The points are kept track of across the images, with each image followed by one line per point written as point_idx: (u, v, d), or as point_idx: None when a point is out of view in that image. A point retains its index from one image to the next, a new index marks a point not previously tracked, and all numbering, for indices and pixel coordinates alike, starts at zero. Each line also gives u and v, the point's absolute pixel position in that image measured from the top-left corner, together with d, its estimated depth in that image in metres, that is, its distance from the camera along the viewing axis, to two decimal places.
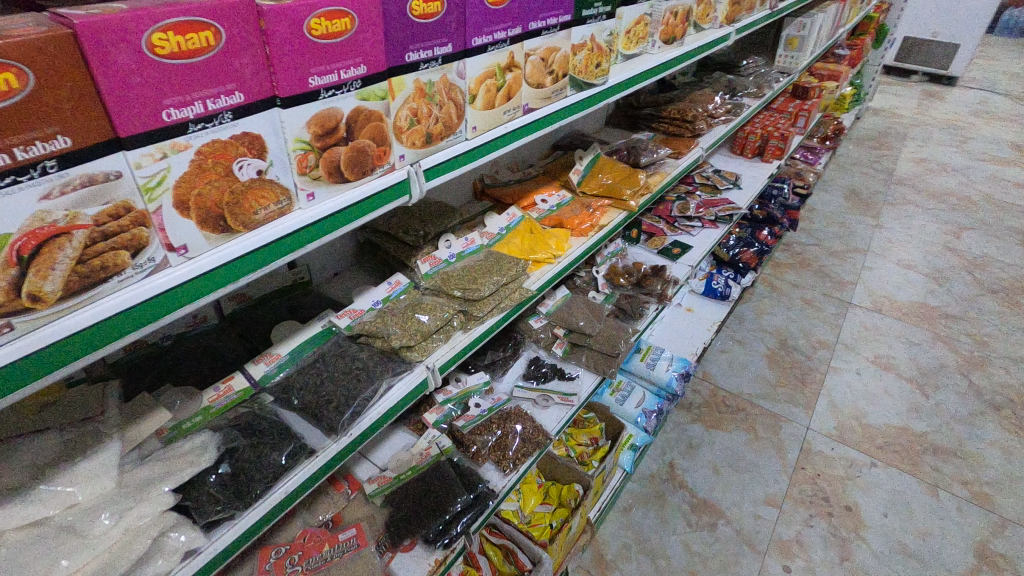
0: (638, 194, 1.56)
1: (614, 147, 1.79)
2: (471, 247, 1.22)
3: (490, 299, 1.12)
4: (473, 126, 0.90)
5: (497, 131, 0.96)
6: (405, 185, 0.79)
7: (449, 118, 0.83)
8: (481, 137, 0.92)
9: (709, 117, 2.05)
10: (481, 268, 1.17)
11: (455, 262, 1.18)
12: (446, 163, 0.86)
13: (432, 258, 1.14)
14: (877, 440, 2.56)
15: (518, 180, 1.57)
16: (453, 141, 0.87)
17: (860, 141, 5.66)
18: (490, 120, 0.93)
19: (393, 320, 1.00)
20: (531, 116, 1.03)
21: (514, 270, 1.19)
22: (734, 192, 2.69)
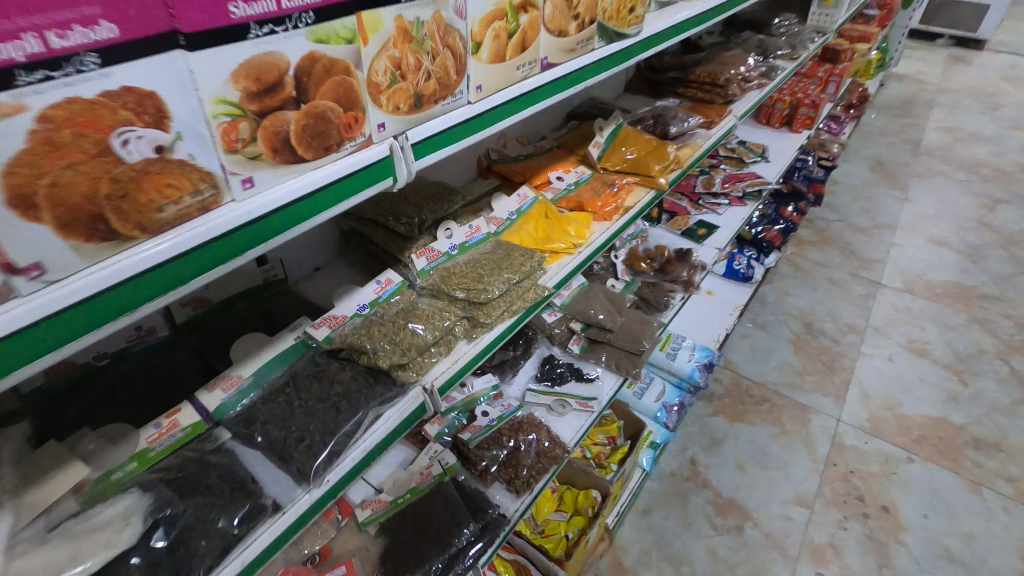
0: (668, 170, 1.35)
1: (637, 115, 1.56)
2: (477, 236, 1.03)
3: (501, 303, 0.93)
4: (480, 85, 0.70)
5: (509, 91, 0.75)
6: (388, 165, 0.59)
7: (447, 74, 0.63)
8: (489, 100, 0.72)
9: (742, 81, 1.82)
10: (489, 263, 0.97)
11: (458, 255, 0.99)
12: (443, 136, 0.66)
13: (429, 251, 0.95)
14: (913, 433, 2.38)
15: (529, 155, 1.37)
16: (451, 105, 0.67)
17: (884, 108, 5.37)
18: (500, 77, 0.73)
19: (381, 332, 0.81)
20: (551, 73, 0.83)
21: (529, 265, 1.00)
22: (761, 165, 2.47)
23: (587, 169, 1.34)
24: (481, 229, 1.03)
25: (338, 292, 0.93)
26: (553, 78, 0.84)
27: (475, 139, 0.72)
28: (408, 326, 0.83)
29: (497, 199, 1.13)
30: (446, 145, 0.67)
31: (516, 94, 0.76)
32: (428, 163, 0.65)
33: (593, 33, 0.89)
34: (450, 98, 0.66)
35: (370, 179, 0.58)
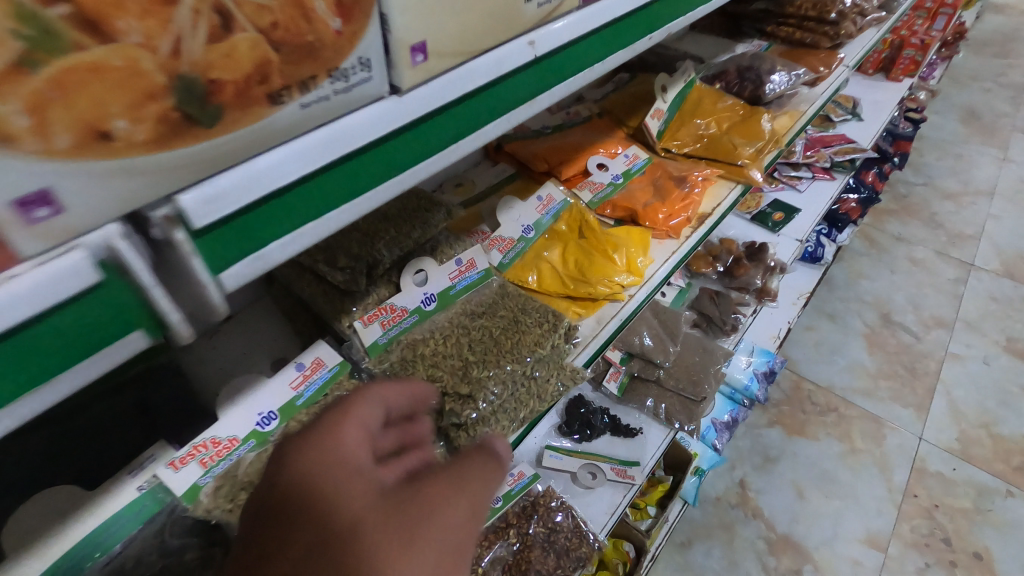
0: (762, 154, 0.93)
1: (715, 66, 1.10)
2: (473, 274, 0.66)
3: (496, 414, 0.57)
4: (429, 41, 0.31)
5: (508, 50, 0.37)
6: (83, 314, 0.23)
7: (311, 22, 0.24)
8: (451, 84, 0.34)
9: (859, 14, 1.32)
10: (482, 341, 0.61)
11: (437, 315, 0.63)
12: (313, 183, 0.29)
13: (388, 308, 0.59)
14: (1013, 460, 1.98)
15: (558, 127, 0.96)
16: (335, 103, 0.28)
17: (978, 47, 4.58)
18: (483, 21, 0.34)
19: None
20: (600, 7, 0.44)
21: (548, 339, 0.63)
22: (852, 126, 1.98)
23: (643, 150, 0.93)
24: (477, 261, 0.66)
25: (225, 403, 0.52)
26: (603, 16, 0.45)
27: (416, 174, 0.35)
28: None
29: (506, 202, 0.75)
30: (330, 208, 0.31)
31: (523, 61, 0.38)
32: (273, 256, 0.29)
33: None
34: (335, 80, 0.27)
35: (27, 375, 0.22)
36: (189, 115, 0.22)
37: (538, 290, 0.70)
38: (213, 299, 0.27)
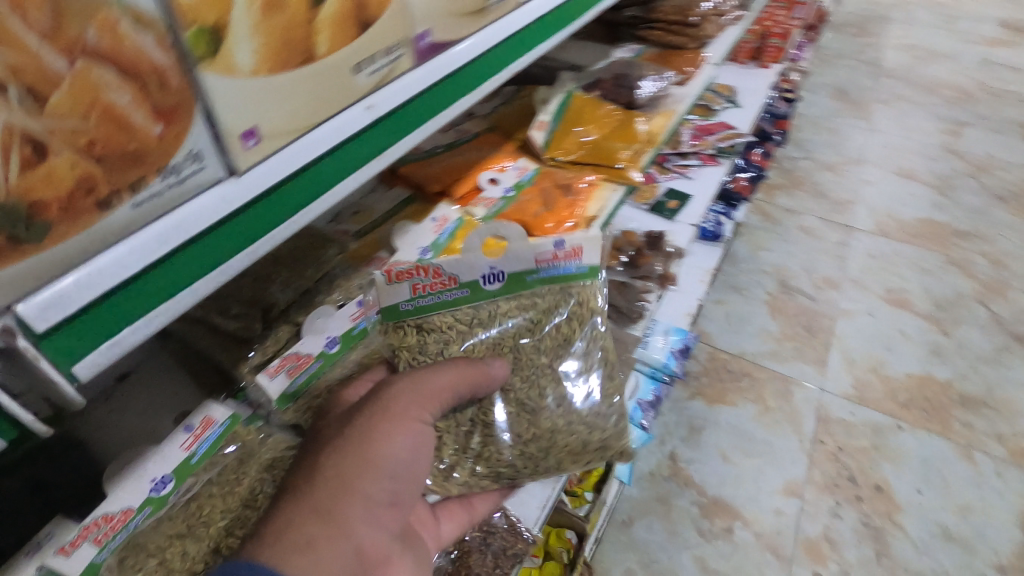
0: (639, 155, 1.00)
1: (591, 74, 1.16)
2: (576, 266, 0.69)
3: (491, 458, 0.69)
4: (256, 127, 0.41)
5: (340, 119, 0.47)
6: None
7: (133, 138, 0.34)
8: (286, 161, 0.44)
9: (717, 16, 1.44)
10: (526, 392, 0.69)
11: (499, 297, 0.70)
12: (161, 271, 0.39)
13: (431, 274, 0.65)
14: (900, 397, 2.22)
15: (449, 146, 1.00)
16: (157, 217, 0.37)
17: (839, 29, 5.09)
18: (308, 103, 0.44)
19: (205, 511, 0.55)
20: (433, 61, 0.55)
21: (594, 437, 0.71)
22: (732, 112, 2.15)
23: (531, 161, 0.98)
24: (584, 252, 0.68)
25: (113, 477, 0.53)
26: (434, 68, 0.55)
27: (264, 241, 0.46)
28: (238, 529, 0.55)
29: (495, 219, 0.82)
30: (179, 288, 0.41)
31: (359, 121, 0.49)
32: (127, 339, 0.39)
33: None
34: (166, 176, 0.37)
35: None
36: (10, 234, 0.31)
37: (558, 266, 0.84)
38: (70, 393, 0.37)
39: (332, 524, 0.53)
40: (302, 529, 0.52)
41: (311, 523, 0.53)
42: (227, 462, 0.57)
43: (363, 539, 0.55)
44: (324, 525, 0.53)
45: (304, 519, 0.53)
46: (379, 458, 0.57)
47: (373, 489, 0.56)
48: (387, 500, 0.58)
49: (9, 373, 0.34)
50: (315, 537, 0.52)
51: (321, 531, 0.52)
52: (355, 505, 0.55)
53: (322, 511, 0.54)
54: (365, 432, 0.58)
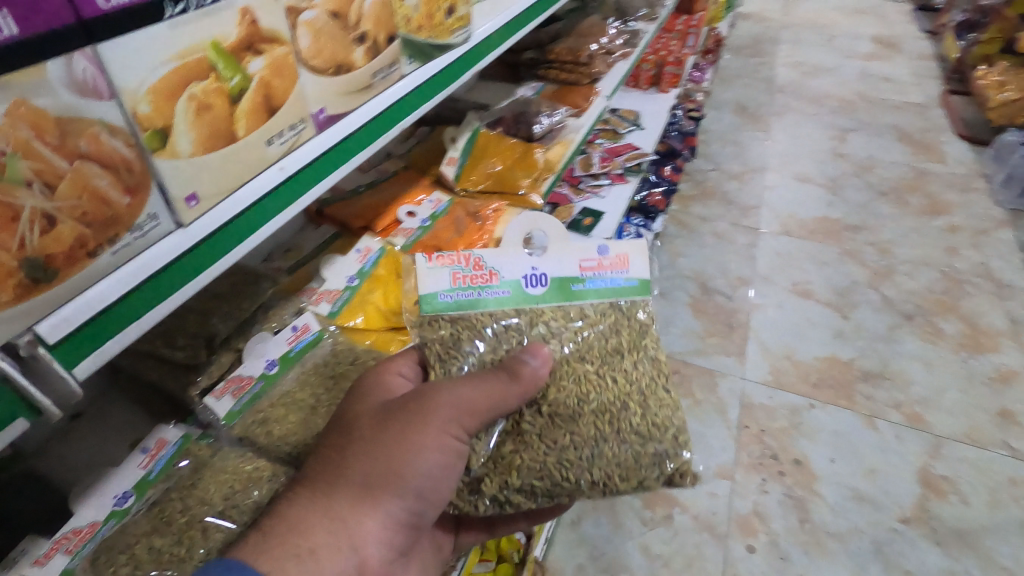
0: (539, 182, 1.14)
1: (495, 113, 1.31)
2: (624, 277, 0.81)
3: (521, 468, 0.72)
4: (196, 191, 0.50)
5: (266, 177, 0.56)
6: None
7: (110, 207, 0.43)
8: (223, 212, 0.53)
9: (605, 54, 1.63)
10: (568, 397, 0.76)
11: (543, 300, 0.79)
12: (129, 304, 0.47)
13: (473, 267, 0.76)
14: (811, 378, 2.45)
15: (370, 184, 1.11)
16: (123, 259, 0.46)
17: (737, 52, 5.60)
18: (236, 168, 0.53)
19: (172, 510, 0.59)
20: (334, 130, 0.63)
21: (639, 455, 0.75)
22: (637, 135, 2.37)
23: (445, 193, 1.11)
24: (630, 264, 0.81)
25: (79, 499, 0.59)
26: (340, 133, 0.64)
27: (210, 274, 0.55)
28: (205, 519, 0.58)
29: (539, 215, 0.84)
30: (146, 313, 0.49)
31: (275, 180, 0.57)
32: (109, 351, 0.47)
33: (395, 55, 0.68)
34: (133, 232, 0.46)
35: None
36: (28, 281, 0.40)
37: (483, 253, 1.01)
38: (73, 385, 0.44)
39: (342, 534, 0.58)
40: (307, 538, 0.57)
41: (321, 534, 0.57)
42: (181, 474, 0.62)
43: (369, 548, 0.59)
44: (329, 536, 0.57)
45: (315, 528, 0.58)
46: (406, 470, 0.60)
47: (391, 503, 0.60)
48: (407, 508, 0.62)
49: (34, 378, 0.43)
50: (319, 548, 0.57)
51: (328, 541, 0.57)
52: (367, 519, 0.59)
53: (336, 521, 0.58)
54: (397, 443, 0.61)
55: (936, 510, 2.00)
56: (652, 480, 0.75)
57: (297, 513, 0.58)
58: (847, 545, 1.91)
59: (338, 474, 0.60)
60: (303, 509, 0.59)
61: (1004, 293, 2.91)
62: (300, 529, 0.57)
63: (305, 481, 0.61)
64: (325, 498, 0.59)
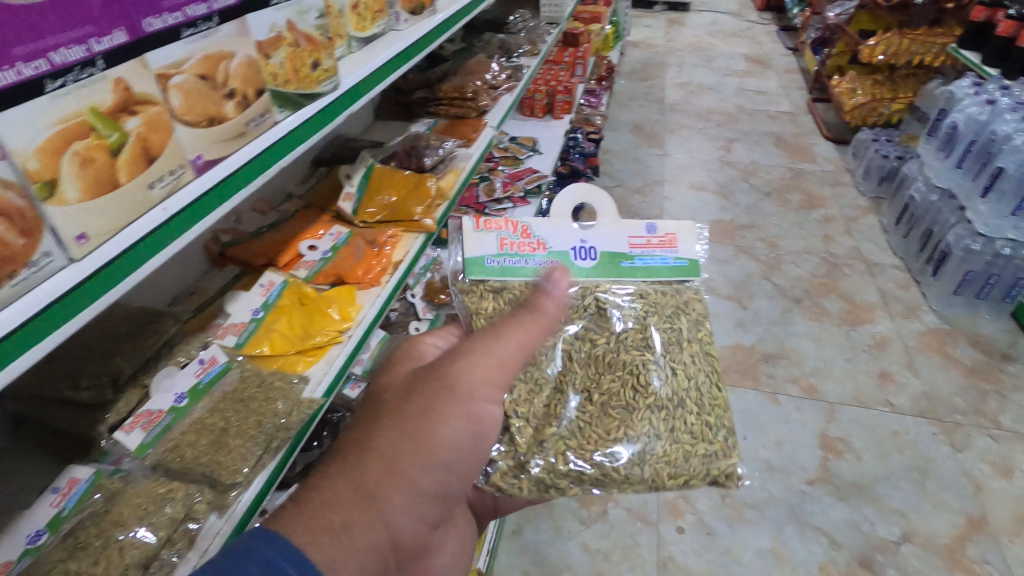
0: (432, 209, 1.25)
1: (388, 150, 1.41)
2: (673, 256, 0.97)
3: (587, 453, 0.87)
4: (86, 231, 0.48)
5: (157, 214, 0.54)
6: None
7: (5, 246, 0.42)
8: (121, 244, 0.51)
9: (490, 89, 1.78)
10: (630, 389, 0.91)
11: (591, 270, 0.96)
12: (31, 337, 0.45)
13: (521, 236, 0.95)
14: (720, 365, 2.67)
15: (272, 225, 1.18)
16: (22, 291, 0.44)
17: (629, 77, 6.06)
18: (127, 209, 0.52)
19: (88, 535, 0.62)
20: (216, 172, 0.60)
21: (691, 450, 0.89)
22: (535, 159, 2.55)
23: (344, 226, 1.19)
24: (677, 243, 0.97)
25: None
26: (223, 173, 0.61)
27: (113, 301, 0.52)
28: (117, 538, 0.62)
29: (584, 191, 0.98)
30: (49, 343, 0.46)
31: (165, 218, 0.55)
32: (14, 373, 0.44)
33: (267, 106, 0.65)
34: (29, 269, 0.44)
35: None
36: None
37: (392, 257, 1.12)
38: None
39: (371, 505, 0.64)
40: (338, 511, 0.62)
41: (349, 508, 0.63)
42: (95, 506, 0.65)
43: (395, 518, 0.66)
44: (358, 505, 0.63)
45: (341, 505, 0.63)
46: (433, 432, 0.71)
47: (416, 471, 0.69)
48: (430, 475, 0.70)
49: None
50: (351, 519, 0.62)
51: (357, 503, 0.63)
52: (389, 492, 0.66)
53: (364, 495, 0.64)
54: (425, 408, 0.72)
55: (836, 468, 2.23)
56: (698, 478, 0.89)
57: (328, 484, 0.64)
58: (764, 512, 2.08)
59: (368, 444, 0.68)
60: (336, 477, 0.65)
61: (874, 271, 3.30)
62: (332, 495, 0.63)
63: (333, 458, 0.68)
64: (358, 463, 0.66)
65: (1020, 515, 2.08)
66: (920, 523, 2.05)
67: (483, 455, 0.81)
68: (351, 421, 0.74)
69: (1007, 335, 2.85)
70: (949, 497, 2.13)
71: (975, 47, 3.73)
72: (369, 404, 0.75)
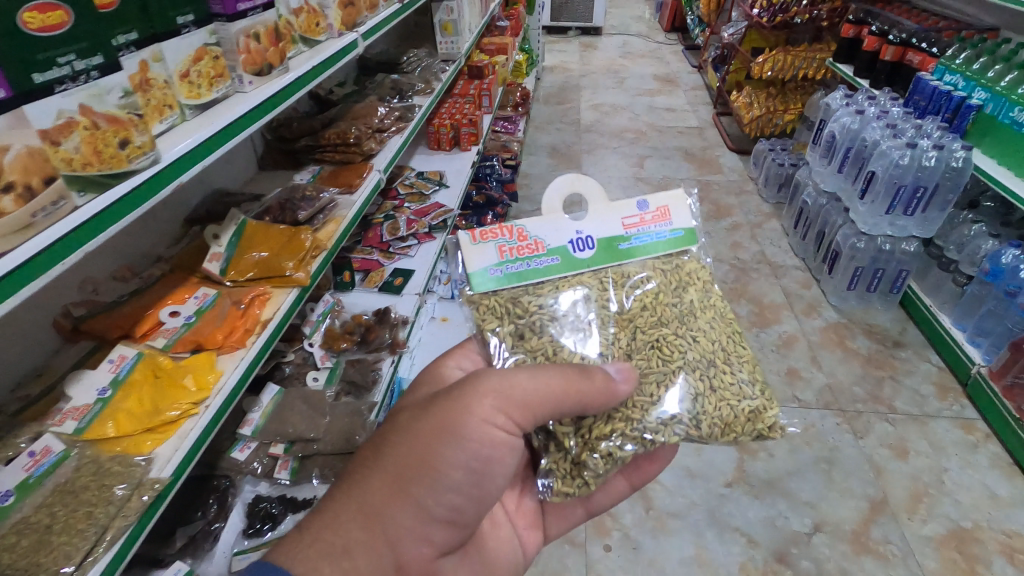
0: (306, 262, 1.24)
1: (263, 204, 1.40)
2: (670, 229, 1.05)
3: (633, 429, 0.90)
4: None
5: None
6: None
7: None
8: None
9: (376, 132, 1.80)
10: (656, 362, 0.95)
11: (591, 260, 1.03)
12: None
13: (519, 240, 1.00)
14: None
15: (133, 293, 1.14)
16: None
17: (546, 101, 6.24)
18: None
19: None
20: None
21: (736, 406, 0.94)
22: (442, 193, 2.57)
23: (212, 287, 1.16)
24: (671, 216, 1.05)
25: None
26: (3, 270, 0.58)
27: None
28: None
29: (579, 176, 1.00)
30: None
31: None
32: None
33: (61, 192, 0.64)
34: None
35: None
36: None
37: (293, 284, 1.19)
38: None
39: (374, 525, 0.80)
40: (343, 531, 0.79)
41: (352, 530, 0.79)
42: None
43: (399, 533, 0.81)
44: (360, 525, 0.80)
45: (347, 528, 0.79)
46: (435, 462, 0.81)
47: (417, 495, 0.81)
48: (433, 497, 0.82)
49: None
50: (357, 538, 0.79)
51: (361, 525, 0.80)
52: (389, 512, 0.80)
53: (368, 517, 0.80)
54: (430, 438, 0.82)
55: (751, 467, 2.33)
56: (745, 429, 0.93)
57: (340, 505, 0.81)
58: (686, 520, 2.14)
59: (376, 471, 0.82)
60: (344, 502, 0.81)
61: (778, 273, 3.51)
62: (338, 517, 0.80)
63: (349, 478, 0.83)
64: (365, 487, 0.81)
65: (916, 493, 2.23)
66: (828, 512, 2.17)
67: (502, 475, 0.88)
68: (373, 439, 0.87)
69: (897, 323, 3.08)
70: (853, 484, 2.26)
71: (848, 60, 4.06)
72: (386, 426, 0.86)
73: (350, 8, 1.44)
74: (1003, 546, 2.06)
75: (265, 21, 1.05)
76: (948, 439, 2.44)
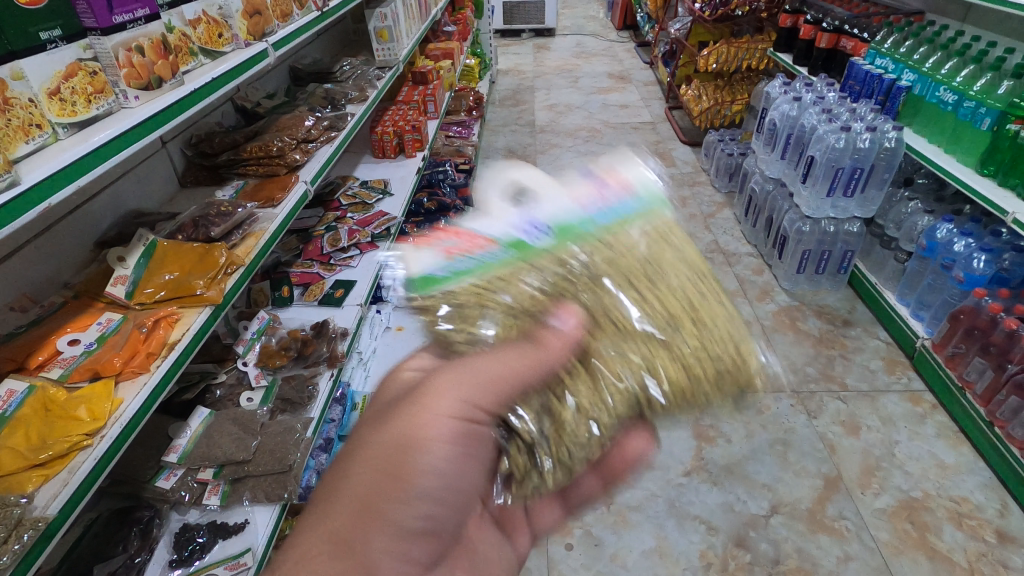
0: (219, 280, 1.21)
1: (177, 222, 1.36)
2: (626, 200, 0.99)
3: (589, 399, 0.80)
4: None
5: None
6: None
7: None
8: None
9: (302, 143, 1.77)
10: (614, 335, 0.83)
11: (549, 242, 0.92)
12: None
13: (463, 240, 0.96)
14: None
15: (30, 323, 1.09)
16: None
17: (500, 103, 6.25)
18: None
19: None
20: None
21: (709, 365, 0.82)
22: (386, 202, 2.53)
23: (116, 311, 1.12)
24: (626, 189, 1.00)
25: None
26: None
27: None
28: None
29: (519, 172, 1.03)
30: None
31: None
32: None
33: None
34: None
35: None
36: None
37: (206, 303, 1.15)
38: None
39: (348, 555, 0.69)
40: (312, 567, 0.68)
41: (323, 563, 0.69)
42: None
43: (377, 559, 0.70)
44: (332, 556, 0.69)
45: (317, 560, 0.69)
46: (406, 465, 0.75)
47: (391, 508, 0.73)
48: (408, 508, 0.74)
49: None
50: (332, 571, 0.68)
51: (333, 556, 0.69)
52: (364, 536, 0.71)
53: (341, 546, 0.70)
54: (397, 440, 0.76)
55: (709, 454, 2.35)
56: (716, 396, 0.83)
57: (307, 537, 0.71)
58: (646, 513, 2.15)
59: (342, 492, 0.74)
60: (312, 534, 0.71)
61: (732, 260, 3.56)
62: (308, 552, 0.70)
63: (314, 506, 0.75)
64: (334, 511, 0.72)
65: (868, 467, 2.28)
66: (784, 492, 2.20)
67: (480, 475, 0.82)
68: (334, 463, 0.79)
69: (846, 303, 3.16)
70: (807, 463, 2.30)
71: (787, 49, 4.15)
72: (347, 442, 0.80)
73: (258, 18, 1.41)
74: (951, 512, 2.11)
75: (150, 34, 1.02)
76: (897, 412, 2.50)
